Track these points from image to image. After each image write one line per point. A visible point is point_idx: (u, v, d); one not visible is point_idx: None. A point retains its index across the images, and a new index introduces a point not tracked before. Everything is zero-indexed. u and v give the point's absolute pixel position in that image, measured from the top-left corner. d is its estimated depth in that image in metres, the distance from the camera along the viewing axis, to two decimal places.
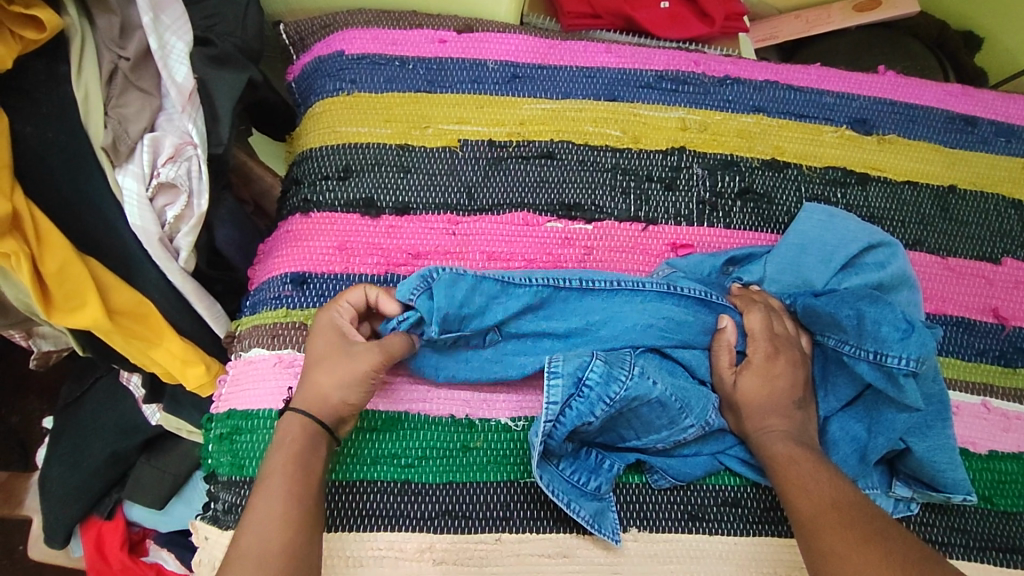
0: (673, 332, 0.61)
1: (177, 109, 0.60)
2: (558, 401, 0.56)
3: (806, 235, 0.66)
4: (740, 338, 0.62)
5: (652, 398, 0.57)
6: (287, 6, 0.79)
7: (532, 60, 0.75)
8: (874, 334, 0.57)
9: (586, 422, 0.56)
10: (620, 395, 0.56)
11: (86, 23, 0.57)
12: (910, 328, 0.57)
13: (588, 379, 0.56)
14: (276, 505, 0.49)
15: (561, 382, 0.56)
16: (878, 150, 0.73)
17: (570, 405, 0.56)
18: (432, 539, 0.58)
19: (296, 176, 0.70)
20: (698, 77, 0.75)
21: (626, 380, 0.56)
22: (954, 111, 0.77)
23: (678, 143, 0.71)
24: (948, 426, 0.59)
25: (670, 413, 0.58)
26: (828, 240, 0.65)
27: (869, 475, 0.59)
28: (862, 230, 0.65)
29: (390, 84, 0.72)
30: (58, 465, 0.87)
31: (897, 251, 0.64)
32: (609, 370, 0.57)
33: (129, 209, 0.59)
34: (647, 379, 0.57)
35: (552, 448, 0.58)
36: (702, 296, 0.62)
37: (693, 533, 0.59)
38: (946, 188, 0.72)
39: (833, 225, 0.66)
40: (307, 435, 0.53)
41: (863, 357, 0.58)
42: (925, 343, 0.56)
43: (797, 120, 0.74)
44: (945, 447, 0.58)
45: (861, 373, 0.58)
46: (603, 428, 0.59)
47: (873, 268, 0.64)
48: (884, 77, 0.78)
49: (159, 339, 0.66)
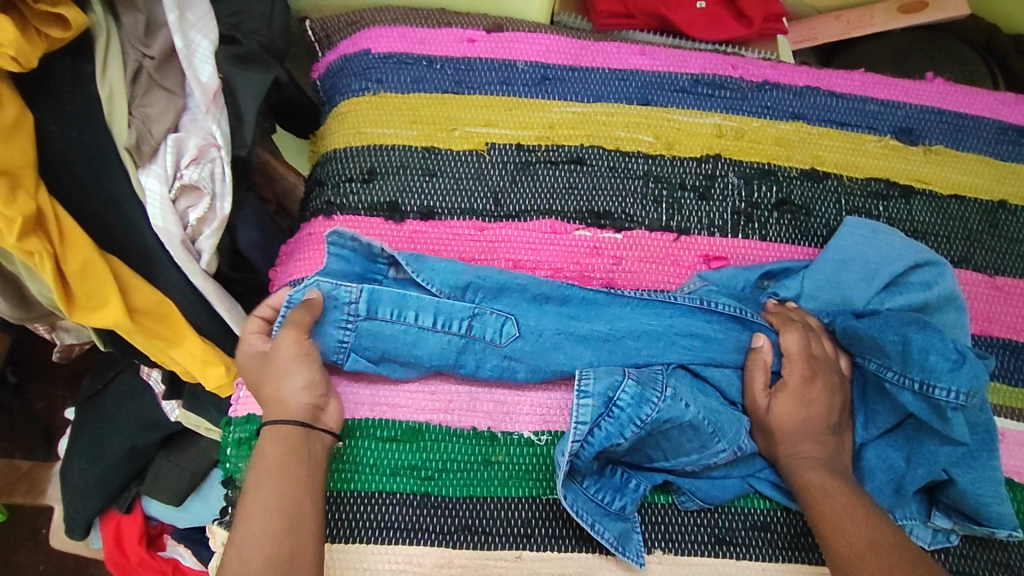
0: (703, 351, 0.59)
1: (201, 109, 0.58)
2: (587, 421, 0.55)
3: (847, 251, 0.63)
4: (776, 359, 0.60)
5: (684, 421, 0.55)
6: (313, 3, 0.78)
7: (563, 61, 0.72)
8: (921, 362, 0.54)
9: (614, 443, 0.55)
10: (651, 417, 0.55)
11: (111, 20, 0.56)
12: (960, 358, 0.53)
13: (618, 399, 0.56)
14: (258, 519, 0.49)
15: (591, 402, 0.56)
16: (924, 162, 0.70)
17: (599, 425, 0.55)
18: (451, 554, 0.56)
19: (320, 177, 0.68)
20: (736, 81, 0.72)
21: (659, 402, 0.55)
22: (1007, 121, 0.73)
23: (713, 150, 0.69)
24: (995, 457, 0.56)
25: (701, 437, 0.56)
26: (871, 258, 0.62)
27: (907, 506, 0.57)
28: (907, 247, 0.62)
29: (417, 84, 0.70)
30: (79, 458, 0.87)
31: (945, 271, 0.61)
32: (641, 393, 0.56)
33: (152, 211, 0.58)
34: (680, 402, 0.55)
35: (578, 467, 0.56)
36: (736, 314, 0.60)
37: (721, 557, 0.57)
38: (995, 204, 0.69)
39: (877, 241, 0.63)
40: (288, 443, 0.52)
41: (908, 387, 0.55)
42: (976, 375, 0.53)
43: (839, 128, 0.71)
44: (991, 479, 0.55)
45: (904, 403, 0.55)
46: (631, 447, 0.57)
47: (919, 288, 0.61)
48: (933, 84, 0.74)
49: (179, 339, 0.66)
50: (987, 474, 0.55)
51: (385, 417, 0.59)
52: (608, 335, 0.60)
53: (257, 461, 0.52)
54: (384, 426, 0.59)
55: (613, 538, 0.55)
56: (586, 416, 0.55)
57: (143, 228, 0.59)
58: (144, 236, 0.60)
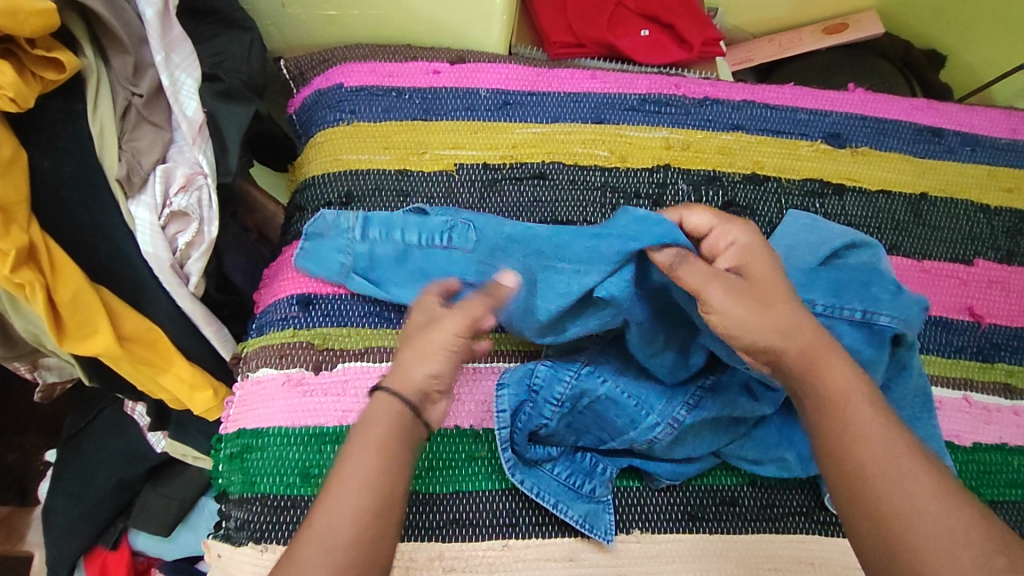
0: (606, 238, 0.59)
1: (188, 141, 0.63)
2: (507, 409, 0.61)
3: (792, 237, 0.68)
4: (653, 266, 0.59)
5: (601, 394, 0.60)
6: (287, 44, 0.84)
7: (521, 87, 0.79)
8: (865, 293, 0.61)
9: (541, 424, 0.61)
10: (565, 394, 0.60)
11: (102, 64, 0.60)
12: (897, 291, 0.62)
13: (535, 384, 0.61)
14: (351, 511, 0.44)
15: (510, 391, 0.61)
16: (852, 162, 0.78)
17: (523, 410, 0.61)
18: (441, 547, 0.59)
19: (299, 203, 0.73)
20: (680, 99, 0.79)
21: (571, 378, 0.61)
22: (921, 123, 0.81)
23: (663, 161, 0.75)
24: (933, 417, 0.61)
25: (627, 410, 0.60)
26: (812, 239, 0.67)
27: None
28: (843, 232, 0.67)
29: (387, 113, 0.75)
30: (63, 497, 0.87)
31: (877, 251, 0.66)
32: (554, 372, 0.61)
33: (142, 237, 0.61)
34: (596, 376, 0.61)
35: (522, 451, 0.61)
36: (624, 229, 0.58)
37: (694, 533, 0.61)
38: (918, 196, 0.76)
39: (816, 228, 0.68)
40: (397, 423, 0.48)
41: (847, 318, 0.60)
42: (907, 307, 0.61)
43: (775, 136, 0.78)
44: (932, 437, 0.61)
45: (844, 334, 0.59)
46: (570, 431, 0.62)
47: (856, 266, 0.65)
48: (855, 94, 0.83)
49: (168, 365, 0.68)
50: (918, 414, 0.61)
51: None
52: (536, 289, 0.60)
53: (362, 431, 0.48)
54: None
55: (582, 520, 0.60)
56: (511, 406, 0.61)
57: (134, 255, 0.63)
58: (135, 263, 0.63)
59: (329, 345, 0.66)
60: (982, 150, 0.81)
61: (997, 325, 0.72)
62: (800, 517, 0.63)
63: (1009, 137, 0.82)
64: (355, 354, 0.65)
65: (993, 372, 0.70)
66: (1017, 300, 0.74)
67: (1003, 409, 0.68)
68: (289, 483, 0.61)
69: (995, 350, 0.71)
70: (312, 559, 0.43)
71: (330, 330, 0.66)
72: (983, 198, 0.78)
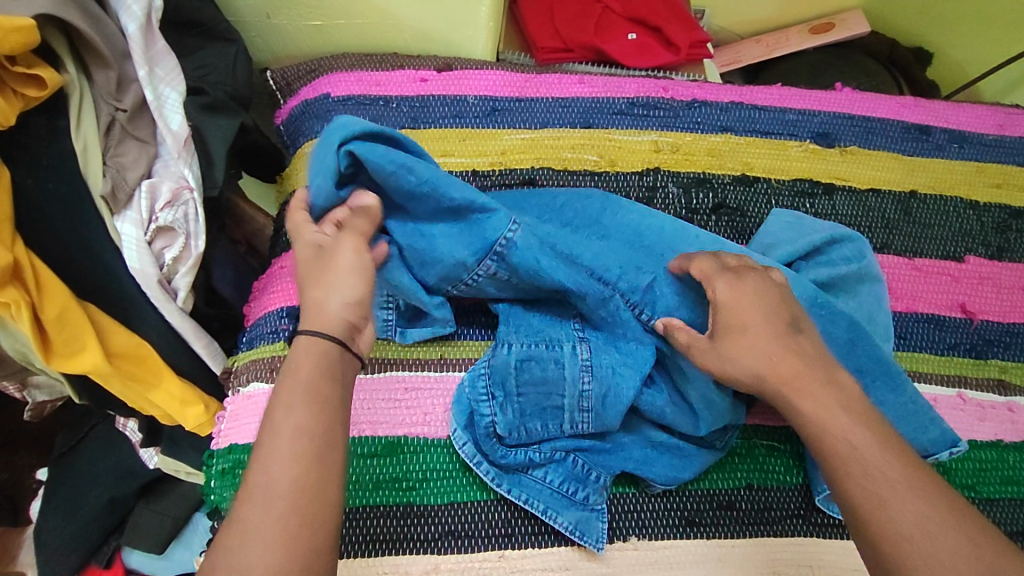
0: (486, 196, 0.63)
1: (173, 156, 0.62)
2: (456, 426, 0.62)
3: (772, 234, 0.69)
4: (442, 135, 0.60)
5: (518, 361, 0.61)
6: (273, 54, 0.83)
7: (509, 93, 0.78)
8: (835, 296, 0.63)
9: (489, 420, 0.60)
10: (493, 368, 0.61)
11: (84, 79, 0.59)
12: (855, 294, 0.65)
13: (468, 391, 0.62)
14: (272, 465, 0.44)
15: (458, 410, 0.62)
16: (841, 162, 0.78)
17: (469, 423, 0.62)
18: (437, 560, 0.59)
19: (288, 214, 0.72)
20: (668, 101, 0.79)
21: (491, 363, 0.62)
22: (909, 121, 0.81)
23: (653, 164, 0.75)
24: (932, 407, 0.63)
25: (549, 362, 0.61)
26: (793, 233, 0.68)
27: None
28: (826, 226, 0.69)
29: (375, 123, 0.75)
30: (54, 516, 0.86)
31: (862, 245, 0.68)
32: (477, 370, 0.62)
33: (128, 254, 0.61)
34: (509, 347, 0.62)
35: (482, 448, 0.61)
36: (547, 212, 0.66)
37: (692, 538, 0.61)
38: (907, 194, 0.77)
39: (799, 224, 0.70)
40: (324, 359, 0.50)
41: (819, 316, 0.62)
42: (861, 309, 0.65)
43: (763, 137, 0.78)
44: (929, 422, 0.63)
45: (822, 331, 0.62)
46: (520, 420, 0.61)
47: (840, 262, 0.67)
48: (842, 93, 0.83)
49: (157, 381, 0.68)
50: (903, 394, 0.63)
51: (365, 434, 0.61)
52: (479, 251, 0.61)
53: (287, 376, 0.49)
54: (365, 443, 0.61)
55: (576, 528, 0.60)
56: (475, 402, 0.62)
57: (121, 271, 0.62)
58: (122, 280, 0.62)
59: None
60: (970, 147, 0.81)
61: (989, 321, 0.72)
62: (797, 519, 0.63)
63: (997, 132, 0.83)
64: None
65: (987, 369, 0.70)
66: (1008, 295, 0.74)
67: (998, 406, 0.68)
68: None
69: (987, 347, 0.71)
70: (253, 516, 0.43)
71: None
72: (972, 194, 0.78)
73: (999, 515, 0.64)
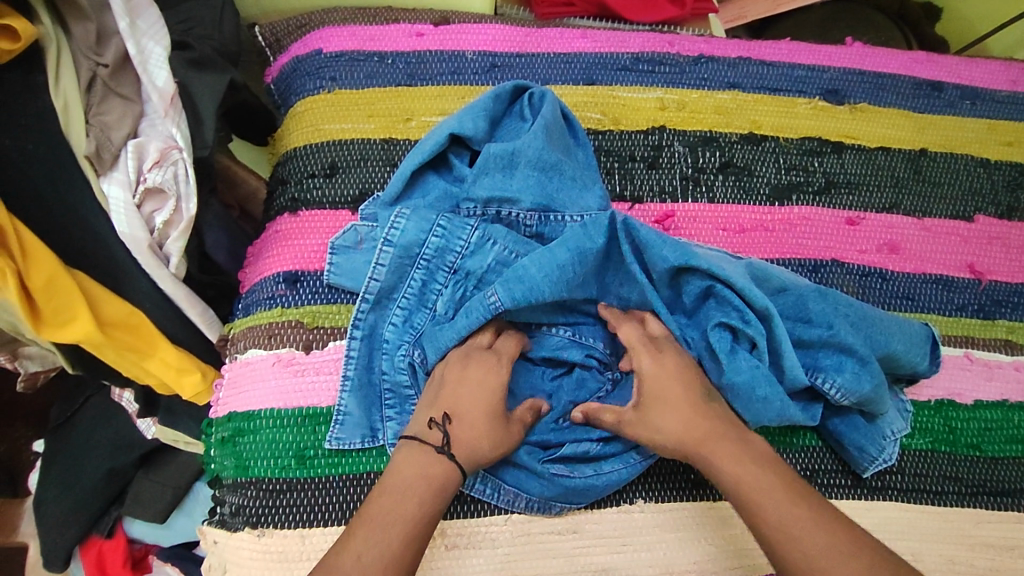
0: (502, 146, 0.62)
1: (159, 113, 0.59)
2: (380, 279, 0.60)
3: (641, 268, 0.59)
4: (576, 125, 0.67)
5: (433, 248, 0.60)
6: (261, 10, 0.79)
7: (509, 48, 0.75)
8: (837, 346, 0.58)
9: (396, 315, 0.60)
10: (431, 248, 0.60)
11: (61, 32, 0.55)
12: (861, 362, 0.58)
13: (419, 254, 0.60)
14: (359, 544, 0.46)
15: (388, 257, 0.60)
16: (851, 119, 0.76)
17: (393, 284, 0.60)
18: (443, 525, 0.58)
19: (282, 176, 0.70)
20: (674, 57, 0.77)
21: (437, 232, 0.60)
22: (920, 77, 0.79)
23: (658, 122, 0.73)
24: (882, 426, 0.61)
25: (459, 280, 0.60)
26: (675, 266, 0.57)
27: (845, 417, 0.61)
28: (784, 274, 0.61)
29: (370, 80, 0.72)
30: (53, 488, 0.85)
31: (822, 293, 0.60)
32: (415, 229, 0.60)
33: (117, 217, 0.58)
34: (433, 234, 0.60)
35: (375, 334, 0.61)
36: (544, 213, 0.62)
37: (698, 500, 0.61)
38: (917, 152, 0.75)
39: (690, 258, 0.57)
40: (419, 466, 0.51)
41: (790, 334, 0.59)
42: (862, 368, 0.58)
43: (772, 94, 0.76)
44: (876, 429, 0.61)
45: (792, 367, 0.57)
46: (400, 284, 0.60)
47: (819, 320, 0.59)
48: (851, 48, 0.80)
49: (152, 351, 0.66)
50: (873, 397, 0.58)
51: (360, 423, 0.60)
52: (442, 240, 0.60)
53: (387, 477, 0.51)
54: None
55: (533, 506, 0.58)
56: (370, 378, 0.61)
57: (110, 236, 0.60)
58: (111, 244, 0.60)
59: (319, 323, 0.63)
60: (982, 103, 0.79)
61: (998, 281, 0.71)
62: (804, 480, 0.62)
63: (1010, 88, 0.81)
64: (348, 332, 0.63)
65: (994, 329, 0.70)
66: (1018, 255, 0.73)
67: (1004, 365, 0.68)
68: (284, 466, 0.59)
69: (995, 307, 0.70)
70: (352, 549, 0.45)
71: (321, 308, 0.64)
72: (983, 152, 0.76)
73: (1001, 474, 0.64)
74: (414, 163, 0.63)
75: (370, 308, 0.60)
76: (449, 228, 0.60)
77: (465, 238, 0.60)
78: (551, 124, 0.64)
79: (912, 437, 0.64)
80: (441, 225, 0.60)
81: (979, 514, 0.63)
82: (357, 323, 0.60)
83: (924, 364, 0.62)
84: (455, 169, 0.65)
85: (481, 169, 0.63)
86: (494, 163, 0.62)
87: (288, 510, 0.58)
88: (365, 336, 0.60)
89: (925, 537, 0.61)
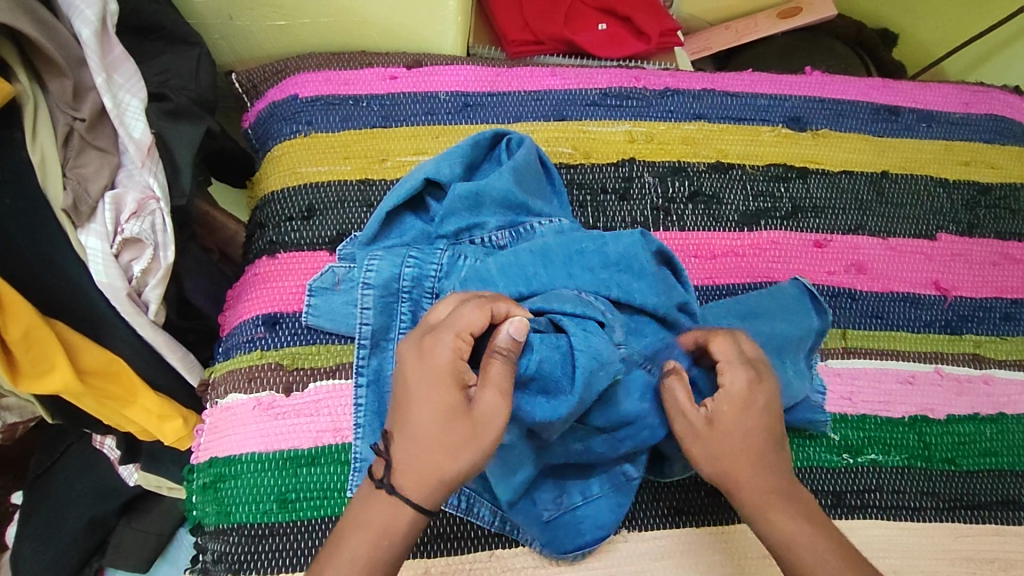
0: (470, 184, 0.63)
1: (136, 164, 0.60)
2: (370, 322, 0.60)
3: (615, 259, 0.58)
4: (552, 173, 0.69)
5: (412, 280, 0.60)
6: (237, 57, 0.81)
7: (481, 88, 0.77)
8: None
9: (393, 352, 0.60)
10: (408, 280, 0.60)
11: (38, 88, 0.56)
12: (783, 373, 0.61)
13: (402, 288, 0.60)
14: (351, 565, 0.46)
15: (373, 293, 0.60)
16: (814, 145, 0.78)
17: (386, 318, 0.60)
18: (427, 565, 0.58)
19: (260, 219, 0.71)
20: (640, 91, 0.79)
21: (411, 265, 0.60)
22: (878, 102, 0.82)
23: (627, 155, 0.75)
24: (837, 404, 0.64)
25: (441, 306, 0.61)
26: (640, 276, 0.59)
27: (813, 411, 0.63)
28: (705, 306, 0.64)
29: (346, 123, 0.74)
30: (31, 542, 0.83)
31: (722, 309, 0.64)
32: (388, 266, 0.60)
33: (94, 267, 0.58)
34: (406, 266, 0.60)
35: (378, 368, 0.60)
36: (512, 226, 0.64)
37: (681, 527, 0.61)
38: (879, 174, 0.78)
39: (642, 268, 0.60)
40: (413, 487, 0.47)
41: None
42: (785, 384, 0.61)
43: (736, 123, 0.78)
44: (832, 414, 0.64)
45: None
46: (389, 320, 0.60)
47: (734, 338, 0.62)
48: (810, 77, 0.83)
49: (133, 398, 0.66)
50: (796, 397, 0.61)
51: (320, 444, 0.61)
52: (417, 270, 0.60)
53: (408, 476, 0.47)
54: (319, 453, 0.61)
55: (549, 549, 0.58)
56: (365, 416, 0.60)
57: (88, 285, 0.60)
58: (89, 293, 0.60)
59: (299, 364, 0.63)
60: (938, 125, 0.82)
61: (963, 297, 0.73)
62: None
63: (963, 110, 0.84)
64: (328, 372, 0.63)
65: (962, 343, 0.72)
66: (980, 271, 0.75)
67: (973, 379, 0.70)
68: (265, 510, 0.59)
69: (962, 322, 0.72)
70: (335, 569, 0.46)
71: (300, 350, 0.64)
72: (941, 172, 0.79)
73: (977, 486, 0.65)
74: (387, 207, 0.64)
75: (370, 352, 0.60)
76: (420, 261, 0.60)
77: (438, 261, 0.60)
78: (523, 167, 0.65)
79: (886, 455, 0.65)
80: (413, 258, 0.60)
81: (957, 527, 0.63)
82: (360, 370, 0.60)
83: (815, 322, 0.65)
84: (432, 210, 0.66)
85: (450, 210, 0.64)
86: (461, 203, 0.63)
87: (269, 556, 0.58)
88: (370, 382, 0.60)
89: (905, 553, 0.62)
